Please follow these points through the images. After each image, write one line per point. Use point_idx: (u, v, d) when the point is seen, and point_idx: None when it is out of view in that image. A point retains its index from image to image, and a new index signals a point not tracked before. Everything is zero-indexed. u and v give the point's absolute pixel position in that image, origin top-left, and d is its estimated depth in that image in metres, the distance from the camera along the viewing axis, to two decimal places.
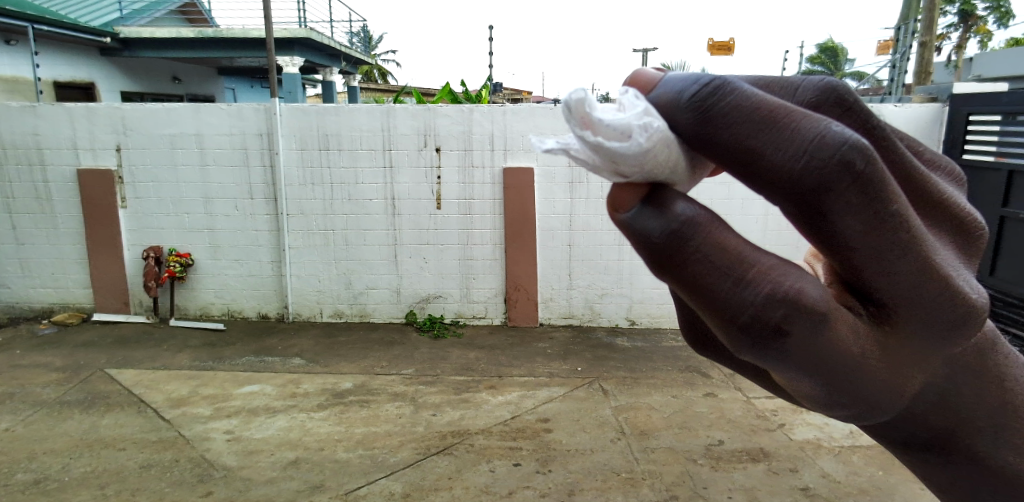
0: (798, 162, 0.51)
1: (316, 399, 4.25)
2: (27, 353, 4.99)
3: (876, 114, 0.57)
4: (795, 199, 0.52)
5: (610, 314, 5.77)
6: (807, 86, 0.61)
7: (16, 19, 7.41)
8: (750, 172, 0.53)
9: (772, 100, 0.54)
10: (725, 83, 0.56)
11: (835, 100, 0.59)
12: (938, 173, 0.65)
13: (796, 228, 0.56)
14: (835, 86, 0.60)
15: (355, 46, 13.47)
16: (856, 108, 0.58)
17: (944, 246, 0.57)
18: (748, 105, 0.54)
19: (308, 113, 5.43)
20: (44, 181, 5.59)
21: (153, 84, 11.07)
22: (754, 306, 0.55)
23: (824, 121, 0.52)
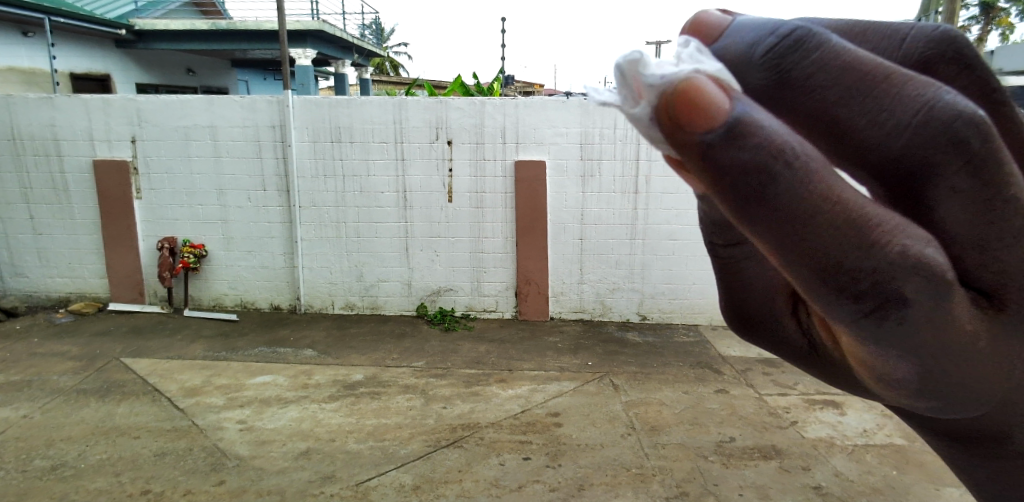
0: (894, 136, 0.52)
1: (327, 390, 4.28)
2: (45, 342, 5.07)
3: (992, 73, 0.61)
4: (883, 175, 0.53)
5: (621, 309, 5.75)
6: (919, 36, 0.63)
7: (33, 12, 7.56)
8: (836, 141, 0.54)
9: (860, 64, 0.54)
10: (808, 41, 0.56)
11: (952, 53, 0.61)
12: None
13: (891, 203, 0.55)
14: (951, 37, 0.62)
15: (367, 38, 13.48)
16: (975, 63, 0.61)
17: None
18: (835, 67, 0.54)
19: (320, 105, 5.45)
20: (61, 172, 5.65)
21: (168, 76, 11.15)
22: (860, 267, 0.50)
23: (923, 91, 0.52)
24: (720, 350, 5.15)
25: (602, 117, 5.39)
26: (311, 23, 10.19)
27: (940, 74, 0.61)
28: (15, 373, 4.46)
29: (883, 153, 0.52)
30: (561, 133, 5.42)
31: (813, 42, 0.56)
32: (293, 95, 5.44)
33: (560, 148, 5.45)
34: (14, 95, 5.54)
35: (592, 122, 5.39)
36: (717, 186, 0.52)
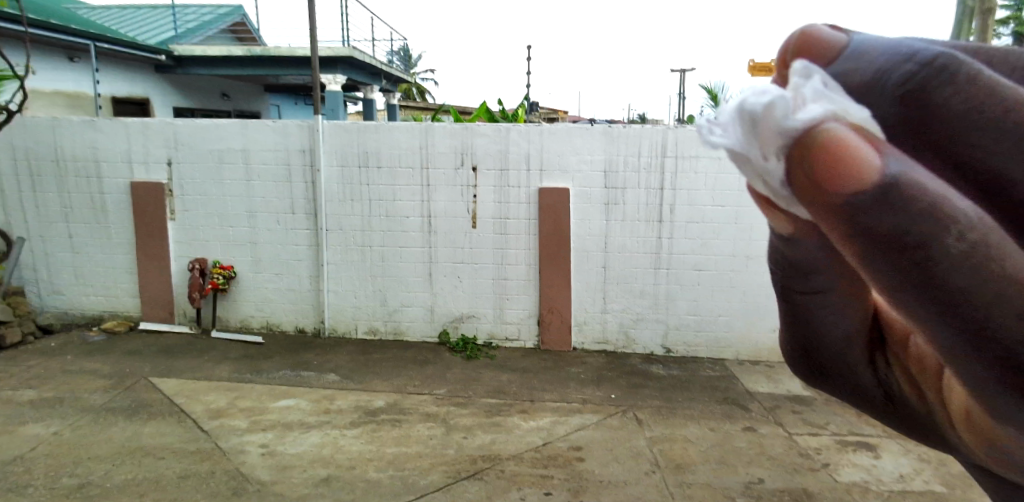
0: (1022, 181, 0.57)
1: (349, 416, 4.28)
2: (77, 359, 5.17)
3: None
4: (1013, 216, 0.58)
5: (645, 341, 5.69)
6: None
7: (79, 37, 7.86)
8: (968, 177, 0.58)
9: (993, 102, 0.58)
10: (944, 69, 0.58)
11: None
12: None
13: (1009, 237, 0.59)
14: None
15: (396, 64, 13.75)
16: None
17: None
18: (967, 103, 0.58)
19: (349, 130, 5.55)
20: (100, 193, 5.82)
21: (204, 99, 11.49)
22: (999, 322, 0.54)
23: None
24: (747, 386, 5.05)
25: (628, 147, 5.39)
26: (343, 49, 10.44)
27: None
28: (47, 390, 4.55)
29: (1003, 207, 0.58)
30: (587, 162, 5.43)
31: (947, 73, 0.58)
32: (323, 120, 5.55)
33: (584, 176, 5.46)
34: (59, 118, 5.74)
35: (617, 151, 5.40)
36: (853, 237, 0.55)
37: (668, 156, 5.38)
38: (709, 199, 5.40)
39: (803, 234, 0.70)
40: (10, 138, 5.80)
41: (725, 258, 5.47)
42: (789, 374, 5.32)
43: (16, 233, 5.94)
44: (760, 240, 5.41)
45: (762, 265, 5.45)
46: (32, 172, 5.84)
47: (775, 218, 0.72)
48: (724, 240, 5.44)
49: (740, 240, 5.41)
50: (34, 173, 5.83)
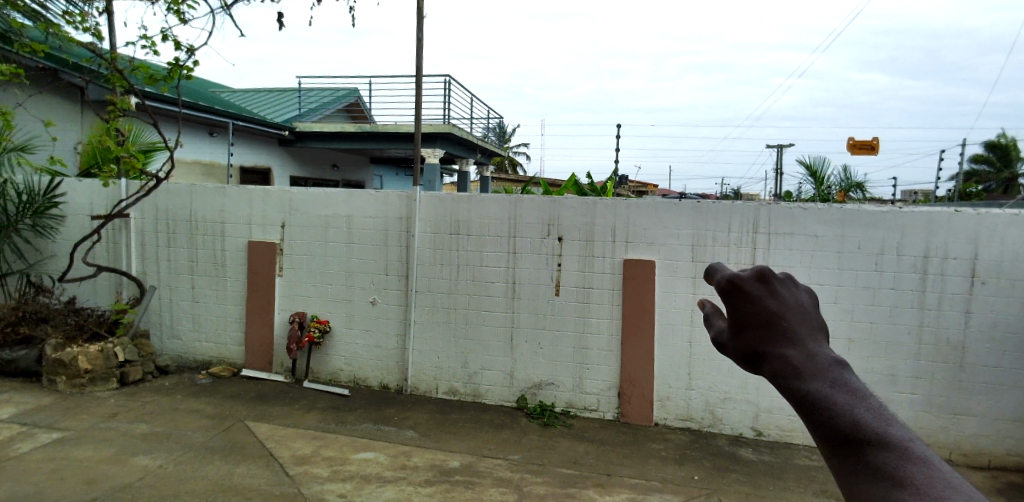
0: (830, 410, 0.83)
1: (424, 474, 4.34)
2: (186, 399, 5.65)
3: (780, 341, 0.88)
4: (835, 440, 0.83)
5: (733, 422, 5.39)
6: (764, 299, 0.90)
7: (221, 116, 9.00)
8: (812, 404, 0.84)
9: (787, 353, 0.87)
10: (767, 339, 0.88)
11: (773, 327, 0.89)
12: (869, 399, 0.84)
13: (836, 450, 0.84)
14: (755, 298, 0.90)
15: (490, 140, 14.49)
16: (774, 331, 0.89)
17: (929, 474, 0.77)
18: (776, 356, 0.88)
19: (444, 200, 5.90)
20: (222, 250, 6.47)
21: (317, 170, 12.62)
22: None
23: (790, 352, 0.87)
24: None
25: (716, 221, 5.34)
26: (442, 126, 11.19)
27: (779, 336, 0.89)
28: (159, 425, 4.99)
29: (833, 435, 0.83)
30: (673, 235, 5.43)
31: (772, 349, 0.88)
32: (421, 191, 5.95)
33: (671, 249, 5.44)
34: (196, 184, 6.51)
35: (704, 225, 5.36)
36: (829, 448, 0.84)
37: (760, 231, 5.26)
38: (805, 276, 5.18)
39: (806, 359, 0.87)
40: (154, 200, 6.62)
41: None
42: None
43: (149, 282, 6.69)
44: (862, 321, 5.09)
45: (865, 350, 5.10)
46: (169, 230, 6.60)
47: (783, 341, 0.88)
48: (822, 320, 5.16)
49: (840, 321, 5.11)
50: (171, 231, 6.59)
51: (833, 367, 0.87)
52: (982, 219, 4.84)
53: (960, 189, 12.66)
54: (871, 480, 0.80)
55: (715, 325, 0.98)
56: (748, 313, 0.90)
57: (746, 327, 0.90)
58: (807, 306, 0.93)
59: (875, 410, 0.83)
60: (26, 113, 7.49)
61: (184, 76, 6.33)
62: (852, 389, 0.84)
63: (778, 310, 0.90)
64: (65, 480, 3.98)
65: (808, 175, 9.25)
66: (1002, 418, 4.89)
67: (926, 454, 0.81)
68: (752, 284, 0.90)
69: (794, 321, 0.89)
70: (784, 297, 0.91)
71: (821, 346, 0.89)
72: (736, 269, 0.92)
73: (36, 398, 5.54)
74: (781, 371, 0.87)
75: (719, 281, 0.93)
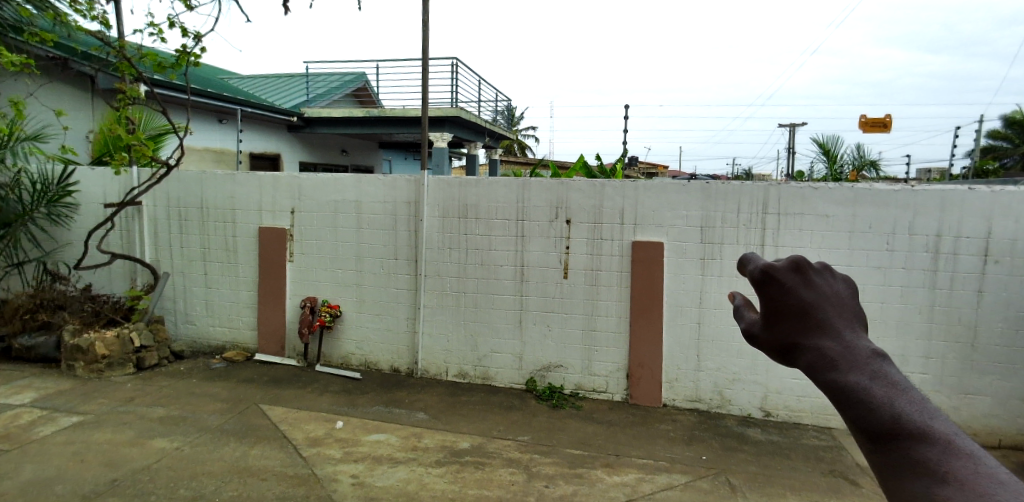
0: (863, 398, 0.90)
1: (435, 455, 4.41)
2: (201, 383, 5.75)
3: (815, 333, 0.95)
4: (869, 428, 0.90)
5: (742, 403, 5.41)
6: (798, 292, 0.97)
7: (229, 103, 9.03)
8: (846, 392, 0.92)
9: (821, 346, 0.95)
10: (800, 331, 0.96)
11: (807, 320, 0.96)
12: (903, 389, 0.90)
13: (869, 435, 0.91)
14: (790, 292, 0.97)
15: (499, 122, 14.42)
16: (808, 322, 0.96)
17: (961, 460, 0.83)
18: (811, 347, 0.95)
19: (452, 184, 5.91)
20: (233, 236, 6.54)
21: (326, 155, 12.65)
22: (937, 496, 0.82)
23: (823, 344, 0.95)
24: (858, 459, 4.63)
25: (725, 202, 5.31)
26: (450, 109, 11.16)
27: (814, 329, 0.96)
28: (175, 409, 5.09)
29: (868, 424, 0.90)
30: (681, 216, 5.41)
31: (806, 342, 0.95)
32: (429, 176, 5.96)
33: (679, 231, 5.44)
34: (206, 171, 6.57)
35: (713, 206, 5.34)
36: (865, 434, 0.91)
37: (769, 211, 5.23)
38: (815, 256, 5.15)
39: (841, 351, 0.94)
40: (166, 188, 6.69)
41: None
42: None
43: (162, 269, 6.79)
44: (873, 301, 5.07)
45: (875, 330, 5.09)
46: (181, 217, 6.68)
47: (817, 335, 0.96)
48: None
49: None
50: (182, 218, 6.66)
51: (872, 358, 0.93)
52: (997, 197, 4.79)
53: (976, 166, 12.48)
54: (905, 467, 0.86)
55: (746, 318, 1.05)
56: (784, 306, 0.97)
57: (783, 318, 0.98)
58: (845, 298, 0.99)
59: (914, 402, 0.89)
60: (38, 102, 7.56)
61: (191, 63, 6.36)
62: (891, 381, 0.91)
63: (814, 301, 0.97)
64: (86, 462, 4.09)
65: (821, 154, 9.14)
66: (1014, 398, 4.88)
67: (967, 445, 0.86)
68: (788, 276, 0.98)
69: (830, 314, 0.97)
70: (818, 289, 0.98)
71: (857, 336, 0.96)
72: (773, 262, 1.00)
73: (56, 383, 5.67)
74: (819, 362, 0.94)
75: (754, 272, 1.00)
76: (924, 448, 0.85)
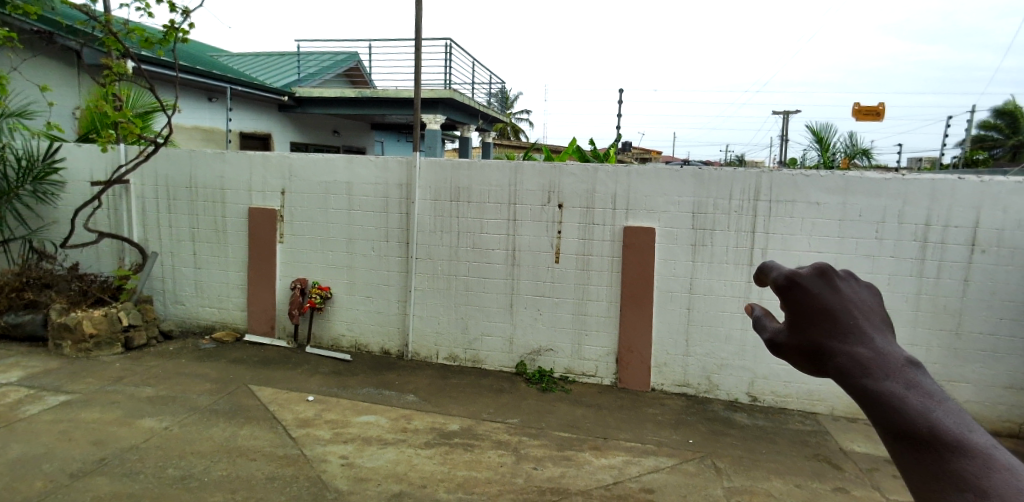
0: (894, 407, 0.81)
1: (424, 436, 4.44)
2: (190, 364, 5.74)
3: (842, 338, 0.85)
4: (900, 438, 0.81)
5: (729, 387, 5.47)
6: (823, 297, 0.87)
7: (218, 81, 8.91)
8: (877, 399, 0.82)
9: (849, 352, 0.85)
10: (824, 339, 0.86)
11: (835, 327, 0.86)
12: (937, 399, 0.81)
13: (900, 446, 0.81)
14: (814, 297, 0.87)
15: (492, 105, 14.32)
16: (834, 328, 0.86)
17: (1002, 474, 0.75)
18: (837, 354, 0.85)
19: (444, 167, 5.87)
20: (223, 216, 6.48)
21: (317, 136, 12.55)
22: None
23: (852, 352, 0.85)
24: (842, 444, 4.70)
25: (717, 189, 5.32)
26: (444, 91, 11.06)
27: (841, 333, 0.86)
28: (163, 389, 5.08)
29: (899, 432, 0.81)
30: (674, 202, 5.41)
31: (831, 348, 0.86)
32: (421, 157, 5.92)
33: (671, 216, 5.44)
34: (195, 150, 6.49)
35: (706, 192, 5.34)
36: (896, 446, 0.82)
37: (761, 199, 5.24)
38: (805, 244, 5.18)
39: (871, 357, 0.84)
40: (154, 166, 6.61)
41: None
42: None
43: (150, 248, 6.73)
44: None
45: None
46: (169, 196, 6.61)
47: (846, 343, 0.85)
48: None
49: None
50: (171, 197, 6.60)
51: (906, 366, 0.84)
52: (987, 186, 4.81)
53: (966, 155, 12.56)
54: (941, 483, 0.78)
55: (764, 327, 0.94)
56: (810, 310, 0.87)
57: (809, 323, 0.87)
58: (872, 303, 0.89)
59: (950, 413, 0.80)
60: (22, 77, 7.43)
61: (179, 39, 6.24)
62: (927, 391, 0.82)
63: (841, 306, 0.87)
64: (73, 441, 4.08)
65: (814, 141, 9.17)
66: (997, 385, 4.95)
67: (1007, 460, 0.77)
68: (814, 281, 0.88)
69: (859, 320, 0.87)
70: (844, 293, 0.88)
71: (887, 342, 0.86)
72: (797, 268, 0.89)
73: (43, 362, 5.63)
74: (848, 370, 0.85)
75: (777, 278, 0.90)
76: (961, 460, 0.77)
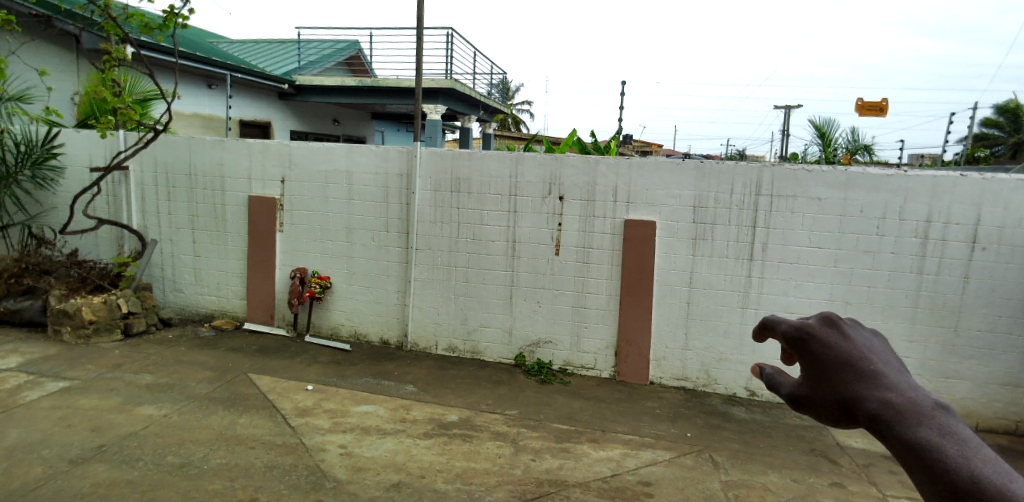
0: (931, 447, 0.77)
1: (422, 427, 4.44)
2: (189, 351, 5.74)
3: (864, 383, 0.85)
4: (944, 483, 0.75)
5: (727, 382, 5.48)
6: (840, 345, 0.89)
7: (218, 68, 8.85)
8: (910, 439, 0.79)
9: (873, 393, 0.84)
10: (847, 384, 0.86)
11: (857, 371, 0.86)
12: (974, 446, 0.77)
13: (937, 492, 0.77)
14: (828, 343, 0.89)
15: (493, 95, 14.26)
16: (855, 370, 0.86)
17: None
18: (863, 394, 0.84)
19: (444, 157, 5.84)
20: (222, 204, 6.45)
21: (317, 125, 12.50)
22: None
23: (878, 392, 0.84)
24: (838, 439, 4.72)
25: (719, 183, 5.30)
26: (445, 81, 10.99)
27: (862, 378, 0.86)
28: (162, 376, 5.08)
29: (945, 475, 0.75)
30: (674, 196, 5.40)
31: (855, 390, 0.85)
32: (422, 147, 5.89)
33: (671, 210, 5.42)
34: (195, 137, 6.45)
35: (707, 186, 5.32)
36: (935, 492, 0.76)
37: (762, 193, 5.23)
38: (806, 239, 5.17)
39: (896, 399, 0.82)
40: (153, 153, 6.58)
41: (820, 302, 5.20)
42: None
43: (150, 236, 6.71)
44: (861, 285, 5.10)
45: (861, 313, 5.13)
46: (168, 183, 6.58)
47: (869, 388, 0.84)
48: (820, 283, 5.18)
49: (839, 284, 5.12)
50: (170, 184, 6.57)
51: (935, 410, 0.81)
52: (988, 183, 4.80)
53: (967, 151, 12.54)
54: None
55: (789, 386, 0.94)
56: (828, 357, 0.88)
57: (831, 373, 0.88)
58: (886, 354, 0.90)
59: (989, 457, 0.76)
60: (21, 61, 7.38)
61: (179, 24, 6.18)
62: (961, 434, 0.78)
63: (857, 353, 0.88)
64: (72, 427, 4.08)
65: (816, 136, 9.16)
66: (994, 383, 4.96)
67: None
68: (827, 332, 0.91)
69: (879, 367, 0.87)
70: (859, 343, 0.90)
71: (911, 391, 0.85)
72: (809, 321, 0.93)
73: (42, 348, 5.63)
74: (878, 416, 0.82)
75: (792, 332, 0.93)
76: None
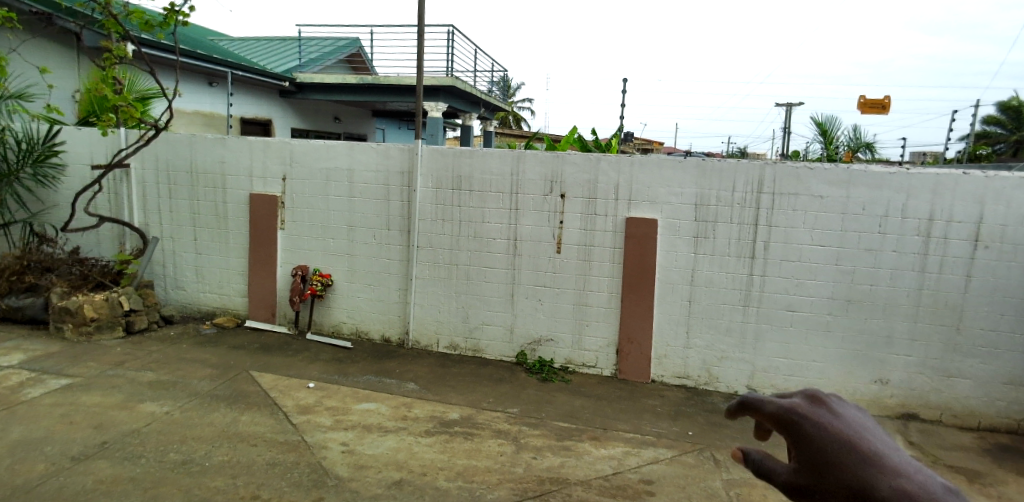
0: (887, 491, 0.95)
1: (424, 425, 4.45)
2: (191, 349, 5.74)
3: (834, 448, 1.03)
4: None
5: (729, 380, 5.48)
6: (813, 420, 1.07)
7: (219, 66, 8.84)
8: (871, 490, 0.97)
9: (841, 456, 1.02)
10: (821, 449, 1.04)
11: (834, 444, 1.03)
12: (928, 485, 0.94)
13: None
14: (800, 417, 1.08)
15: (495, 93, 14.24)
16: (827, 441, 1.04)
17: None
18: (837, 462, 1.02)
19: (446, 155, 5.84)
20: (224, 201, 6.45)
21: (318, 122, 12.49)
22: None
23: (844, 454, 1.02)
24: None
25: (721, 180, 5.29)
26: (446, 79, 10.98)
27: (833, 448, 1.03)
28: (164, 374, 5.09)
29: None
30: (676, 193, 5.39)
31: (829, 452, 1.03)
32: (423, 145, 5.89)
33: (673, 207, 5.42)
34: (196, 135, 6.44)
35: (708, 183, 5.32)
36: None
37: (764, 191, 5.22)
38: (807, 237, 5.17)
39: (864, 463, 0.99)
40: (154, 150, 6.57)
41: (822, 301, 5.19)
42: (889, 431, 4.93)
43: (151, 233, 6.71)
44: (863, 283, 5.10)
45: (863, 311, 5.12)
46: (170, 181, 6.58)
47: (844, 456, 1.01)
48: (822, 281, 5.17)
49: (841, 282, 5.12)
50: (172, 182, 6.57)
51: (899, 467, 0.98)
52: (990, 181, 4.79)
53: (970, 150, 12.52)
54: None
55: (778, 469, 1.09)
56: (807, 436, 1.05)
57: (811, 450, 1.05)
58: (859, 424, 1.07)
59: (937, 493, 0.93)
60: (21, 59, 7.37)
61: (180, 22, 6.17)
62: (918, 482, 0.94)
63: (834, 428, 1.05)
64: (74, 425, 4.08)
65: (818, 134, 9.15)
66: (995, 381, 4.96)
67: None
68: (806, 409, 1.09)
69: (853, 436, 1.04)
70: (835, 417, 1.07)
71: (878, 452, 1.01)
72: (789, 402, 1.11)
73: (44, 346, 5.63)
74: (860, 485, 0.97)
75: (771, 415, 1.09)
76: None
